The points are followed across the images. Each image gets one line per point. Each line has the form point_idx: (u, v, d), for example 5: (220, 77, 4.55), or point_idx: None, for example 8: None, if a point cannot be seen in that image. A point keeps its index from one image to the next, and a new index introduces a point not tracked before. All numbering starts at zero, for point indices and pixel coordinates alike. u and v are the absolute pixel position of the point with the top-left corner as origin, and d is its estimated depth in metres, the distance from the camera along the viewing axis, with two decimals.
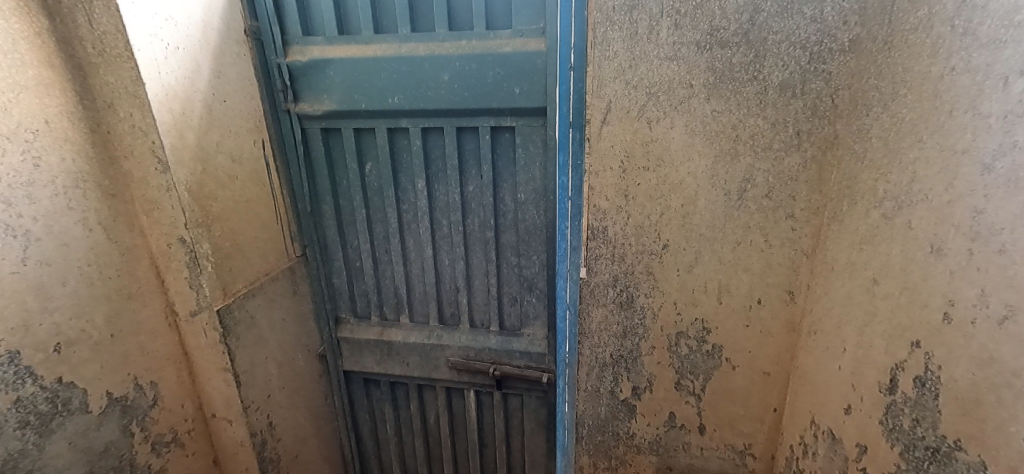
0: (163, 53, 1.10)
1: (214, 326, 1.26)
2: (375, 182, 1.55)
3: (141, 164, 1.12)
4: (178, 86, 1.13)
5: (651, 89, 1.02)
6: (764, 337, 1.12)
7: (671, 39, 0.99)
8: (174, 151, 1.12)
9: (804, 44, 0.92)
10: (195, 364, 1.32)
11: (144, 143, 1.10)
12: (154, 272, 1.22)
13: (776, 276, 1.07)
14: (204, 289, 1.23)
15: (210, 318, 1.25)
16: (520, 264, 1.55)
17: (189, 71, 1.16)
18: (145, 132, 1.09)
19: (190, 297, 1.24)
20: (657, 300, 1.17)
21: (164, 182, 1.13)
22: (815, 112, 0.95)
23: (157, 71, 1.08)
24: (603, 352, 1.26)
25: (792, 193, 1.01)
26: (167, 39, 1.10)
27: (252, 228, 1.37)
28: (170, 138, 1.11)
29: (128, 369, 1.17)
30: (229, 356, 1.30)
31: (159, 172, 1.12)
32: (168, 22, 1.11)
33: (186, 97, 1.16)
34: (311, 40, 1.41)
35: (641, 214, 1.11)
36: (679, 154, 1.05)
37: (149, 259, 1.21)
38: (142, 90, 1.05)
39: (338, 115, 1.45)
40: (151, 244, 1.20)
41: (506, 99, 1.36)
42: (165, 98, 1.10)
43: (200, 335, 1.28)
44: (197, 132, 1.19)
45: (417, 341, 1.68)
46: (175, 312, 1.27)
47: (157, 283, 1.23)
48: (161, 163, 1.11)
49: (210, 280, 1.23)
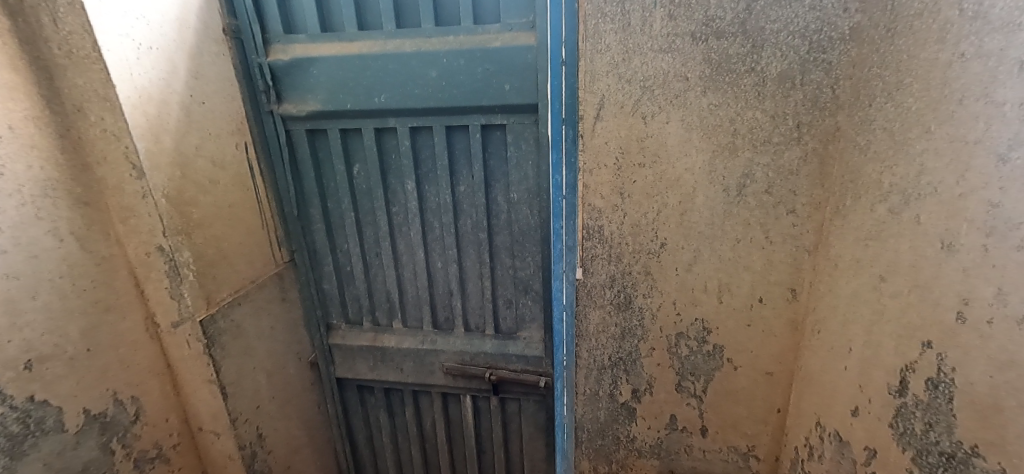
0: (135, 54, 1.05)
1: (197, 337, 1.22)
2: (363, 184, 1.51)
3: (115, 170, 1.08)
4: (152, 88, 1.09)
5: (645, 83, 0.99)
6: (766, 336, 1.09)
7: (665, 31, 0.95)
8: (149, 156, 1.08)
9: (804, 32, 0.89)
10: (179, 377, 1.28)
11: (118, 148, 1.06)
12: (133, 281, 1.18)
13: (778, 274, 1.04)
14: (186, 299, 1.18)
15: (193, 329, 1.21)
16: (515, 265, 1.52)
17: (164, 72, 1.11)
18: (118, 136, 1.04)
19: (171, 307, 1.19)
20: (656, 300, 1.14)
21: (140, 189, 1.09)
22: (816, 104, 0.92)
23: (129, 72, 1.04)
24: (601, 354, 1.23)
25: (793, 187, 0.97)
26: (139, 39, 1.06)
27: (236, 235, 1.32)
28: (144, 142, 1.07)
29: (107, 384, 1.13)
30: (214, 367, 1.25)
31: (134, 178, 1.08)
32: (141, 21, 1.06)
33: (162, 99, 1.11)
34: (294, 38, 1.36)
35: (637, 213, 1.08)
36: (676, 150, 1.02)
37: (128, 269, 1.17)
38: (113, 93, 1.01)
39: (323, 115, 1.41)
40: (129, 253, 1.16)
41: (497, 96, 1.32)
42: (139, 101, 1.06)
43: (183, 346, 1.23)
44: (175, 136, 1.14)
45: (411, 346, 1.64)
46: (157, 323, 1.23)
47: (136, 294, 1.18)
48: (135, 169, 1.07)
49: (192, 290, 1.19)
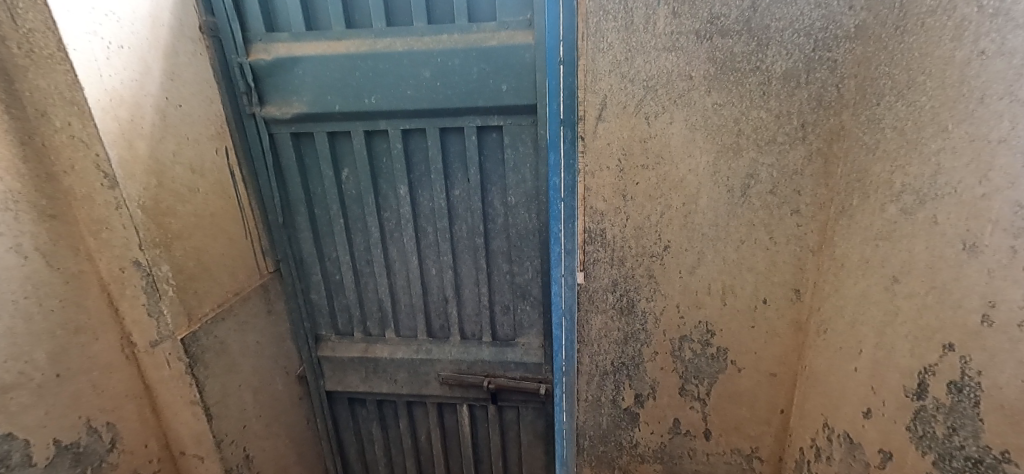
0: (104, 53, 0.97)
1: (178, 356, 1.14)
2: (353, 189, 1.45)
3: (84, 180, 1.00)
4: (125, 91, 1.01)
5: (649, 82, 0.97)
6: (771, 338, 1.08)
7: (668, 29, 0.93)
8: (122, 164, 1.00)
9: (809, 31, 0.87)
10: (159, 399, 1.21)
11: (87, 156, 0.98)
12: (107, 299, 1.10)
13: (782, 275, 1.03)
14: (165, 316, 1.11)
15: (173, 348, 1.14)
16: (512, 271, 1.48)
17: (136, 73, 1.04)
18: (87, 143, 0.97)
19: (150, 326, 1.12)
20: (659, 304, 1.12)
21: (113, 199, 1.01)
22: (821, 103, 0.90)
23: (98, 73, 0.96)
24: (604, 360, 1.21)
25: (797, 187, 0.96)
26: (108, 37, 0.98)
27: (218, 245, 1.25)
28: (117, 149, 0.99)
29: (79, 412, 1.05)
30: (198, 388, 1.18)
31: (106, 188, 1.00)
32: (111, 19, 0.99)
33: (135, 102, 1.03)
34: (277, 37, 1.30)
35: (640, 215, 1.06)
36: (680, 150, 1.00)
37: (100, 286, 1.09)
38: (80, 95, 0.93)
39: (309, 118, 1.35)
40: (101, 269, 1.08)
41: (492, 96, 1.28)
42: (110, 105, 0.98)
43: (163, 366, 1.16)
44: (150, 142, 1.07)
45: (404, 356, 1.59)
46: (134, 342, 1.15)
47: (110, 312, 1.10)
48: (107, 178, 0.99)
49: (171, 306, 1.11)
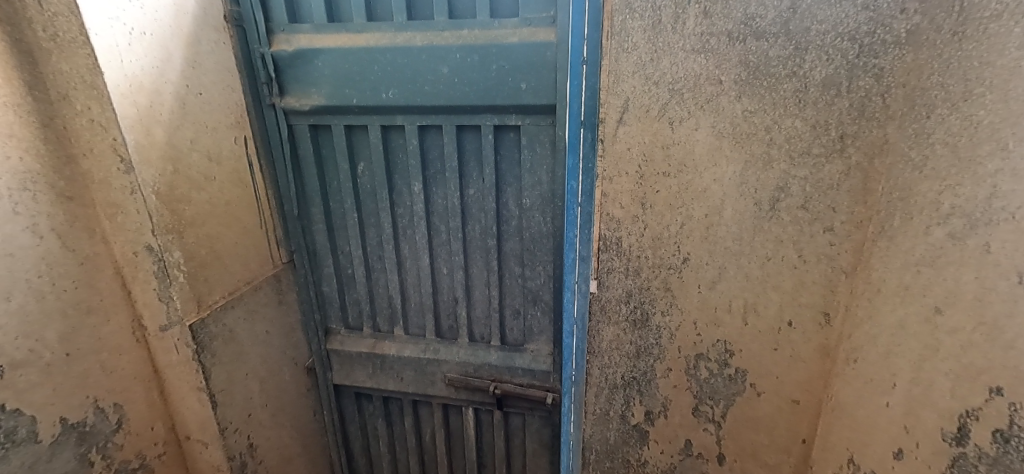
0: (126, 39, 0.98)
1: (186, 342, 1.15)
2: (367, 184, 1.44)
3: (101, 163, 1.02)
4: (144, 77, 1.02)
5: (675, 85, 0.92)
6: (795, 362, 1.01)
7: (698, 29, 0.88)
8: (138, 149, 1.02)
9: (853, 35, 0.80)
10: (166, 383, 1.23)
11: (105, 140, 0.99)
12: (120, 282, 1.12)
13: (810, 297, 0.96)
14: (174, 302, 1.12)
15: (182, 334, 1.15)
16: (524, 274, 1.44)
17: (157, 60, 1.05)
18: (105, 127, 0.98)
19: (159, 311, 1.13)
20: (675, 319, 1.07)
21: (128, 184, 1.02)
22: (863, 113, 0.83)
23: (119, 59, 0.97)
24: (614, 373, 1.17)
25: (832, 203, 0.89)
26: (131, 24, 0.99)
27: (232, 234, 1.26)
28: (134, 134, 1.00)
29: (87, 392, 1.07)
30: (204, 375, 1.19)
31: (122, 172, 1.02)
32: (135, 6, 1.00)
33: (155, 89, 1.05)
34: (298, 28, 1.30)
35: (659, 224, 1.02)
36: (705, 159, 0.94)
37: (114, 268, 1.11)
38: (100, 80, 0.94)
39: (327, 110, 1.34)
40: (115, 252, 1.10)
41: (512, 95, 1.24)
42: (129, 90, 0.99)
43: (171, 352, 1.17)
44: (168, 128, 1.08)
45: (411, 354, 1.57)
46: (144, 326, 1.17)
47: (122, 295, 1.13)
48: (124, 163, 1.01)
49: (181, 293, 1.13)
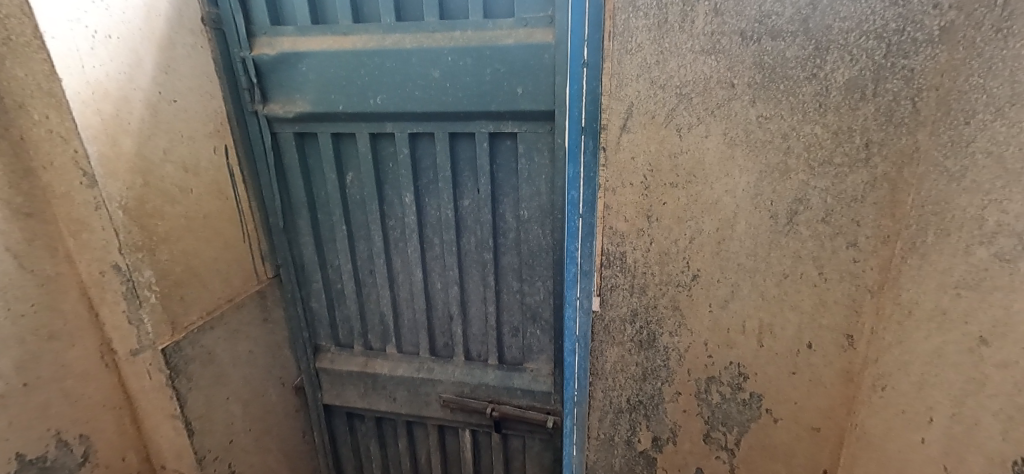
0: (88, 43, 0.92)
1: (158, 367, 1.09)
2: (357, 195, 1.37)
3: (63, 177, 0.96)
4: (110, 83, 0.96)
5: (682, 90, 0.85)
6: (814, 387, 0.93)
7: (708, 28, 0.81)
8: (102, 162, 0.95)
9: (880, 33, 0.73)
10: (139, 409, 1.16)
11: (66, 152, 0.93)
12: (86, 303, 1.06)
13: (832, 318, 0.88)
14: (145, 324, 1.06)
15: (154, 358, 1.08)
16: (523, 290, 1.37)
17: (125, 65, 0.99)
18: (66, 137, 0.92)
19: (130, 334, 1.07)
20: (684, 340, 1.00)
21: (92, 199, 0.96)
22: (891, 118, 0.76)
23: (79, 64, 0.91)
24: (618, 396, 1.10)
25: (855, 216, 0.81)
26: (94, 26, 0.93)
27: (211, 250, 1.20)
28: (97, 145, 0.94)
29: (48, 424, 1.00)
30: (179, 402, 1.12)
31: (86, 187, 0.95)
32: (99, 7, 0.94)
33: (123, 96, 0.99)
34: (282, 30, 1.24)
35: (666, 239, 0.95)
36: (716, 169, 0.87)
37: (80, 289, 1.04)
38: (57, 87, 0.88)
39: (313, 118, 1.28)
40: (81, 271, 1.04)
41: (508, 100, 1.17)
42: (93, 98, 0.93)
43: (143, 377, 1.11)
44: (138, 138, 1.02)
45: (405, 373, 1.50)
46: (115, 350, 1.11)
47: (89, 318, 1.06)
48: (86, 176, 0.94)
49: (152, 314, 1.06)
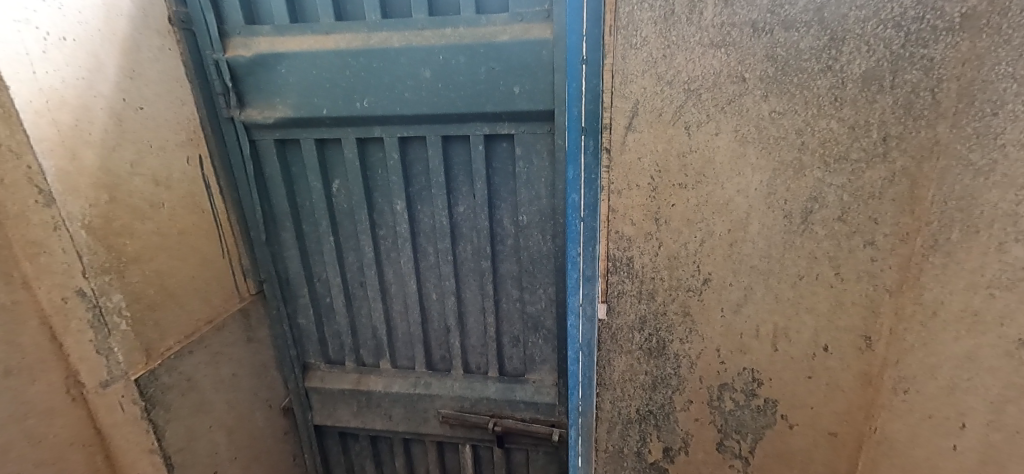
0: (39, 45, 0.84)
1: (132, 398, 1.01)
2: (345, 204, 1.30)
3: (15, 196, 0.85)
4: (66, 91, 0.88)
5: (691, 85, 0.81)
6: (832, 391, 0.89)
7: (717, 20, 0.77)
8: (61, 177, 0.87)
9: (898, 21, 0.69)
10: (112, 445, 1.07)
11: (17, 168, 0.84)
12: (48, 334, 0.95)
13: (849, 320, 0.84)
14: (115, 354, 0.98)
15: (126, 389, 1.00)
16: (523, 298, 1.32)
17: (84, 70, 0.91)
18: (17, 151, 0.83)
19: (99, 365, 0.97)
20: (695, 347, 0.96)
21: (51, 219, 0.88)
22: (909, 111, 0.72)
23: (30, 70, 0.82)
24: (627, 407, 1.05)
25: (872, 213, 0.77)
26: (47, 28, 0.85)
27: (187, 269, 1.13)
28: (54, 160, 0.86)
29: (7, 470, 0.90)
30: (156, 435, 1.05)
31: (42, 206, 0.87)
32: (51, 6, 0.86)
33: (82, 104, 0.91)
34: (258, 30, 1.16)
35: (675, 242, 0.90)
36: (727, 167, 0.83)
37: (40, 318, 0.94)
38: (4, 96, 0.79)
39: (295, 123, 1.21)
40: (41, 298, 0.93)
41: (503, 100, 1.12)
42: (48, 107, 0.85)
43: (115, 410, 1.02)
44: (100, 150, 0.94)
45: (400, 390, 1.43)
46: (82, 381, 1.01)
47: (52, 350, 0.96)
48: (42, 194, 0.86)
49: (122, 342, 0.98)
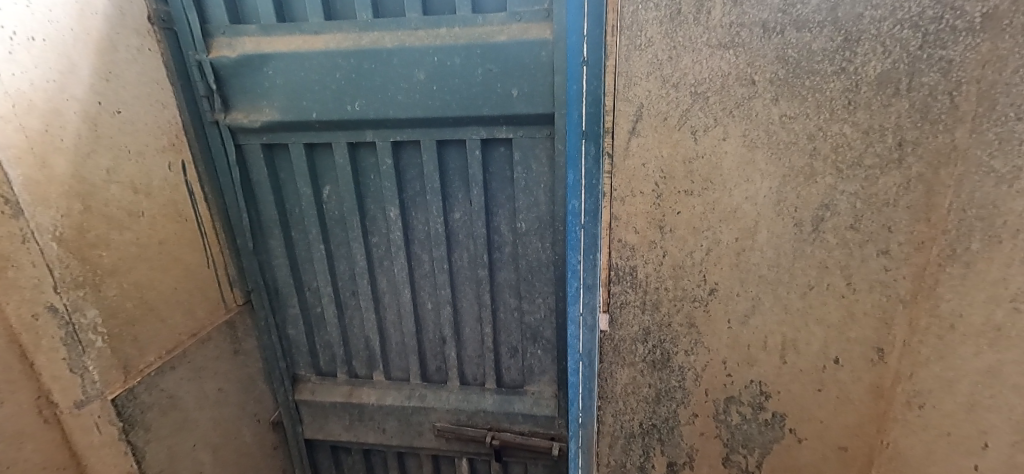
0: (6, 46, 0.79)
1: (110, 419, 0.96)
2: (336, 210, 1.26)
3: None
4: (35, 94, 0.83)
5: (698, 88, 0.78)
6: (842, 404, 0.86)
7: (726, 20, 0.74)
8: (29, 186, 0.82)
9: (916, 21, 0.65)
10: (88, 469, 1.01)
11: None
12: (17, 352, 0.88)
13: (860, 331, 0.81)
14: (91, 372, 0.93)
15: (104, 409, 0.95)
16: (522, 307, 1.28)
17: (55, 72, 0.86)
18: None
19: (73, 385, 0.93)
20: (700, 359, 0.93)
21: (19, 230, 0.83)
22: (926, 115, 0.67)
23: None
24: (630, 421, 1.02)
25: (886, 222, 0.74)
26: (15, 27, 0.80)
27: (168, 280, 1.08)
28: (21, 168, 0.81)
29: None
30: (136, 457, 1.00)
31: (11, 216, 0.82)
32: (20, 5, 0.81)
33: (52, 108, 0.86)
34: (243, 30, 1.12)
35: (680, 251, 0.87)
36: (734, 174, 0.80)
37: (8, 337, 0.87)
38: None
39: (283, 127, 1.16)
40: (9, 315, 0.86)
41: (501, 103, 1.08)
42: (15, 112, 0.80)
43: (91, 432, 0.97)
44: (73, 157, 0.89)
45: (393, 403, 1.39)
46: (56, 402, 0.94)
47: (22, 369, 0.90)
48: (9, 203, 0.81)
49: (99, 360, 0.94)
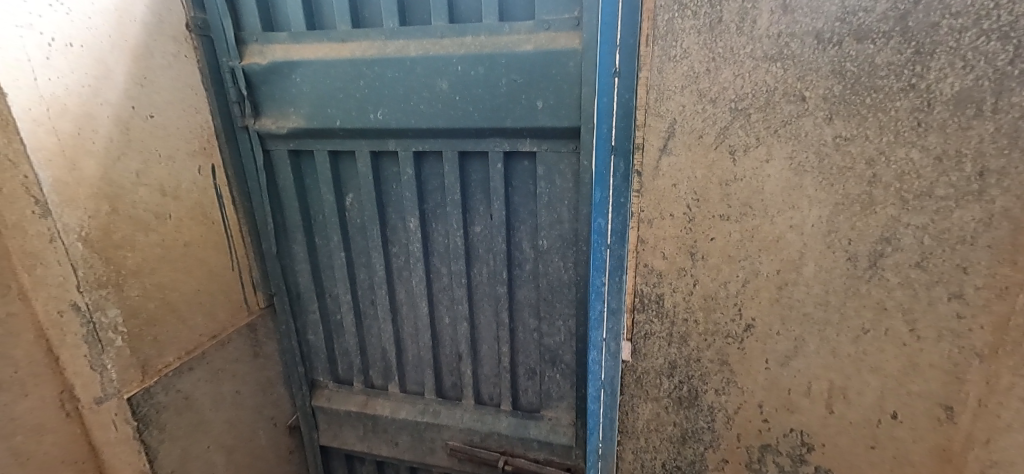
0: (42, 51, 0.82)
1: (125, 418, 1.00)
2: (358, 219, 1.26)
3: (11, 207, 0.84)
4: (69, 98, 0.87)
5: (737, 104, 0.70)
6: (898, 468, 0.74)
7: (773, 29, 0.66)
8: (58, 187, 0.86)
9: (1006, 32, 0.54)
10: (105, 463, 1.05)
11: (14, 178, 0.83)
12: (44, 346, 0.94)
13: (924, 385, 0.69)
14: (110, 370, 0.97)
15: (120, 407, 0.99)
16: (541, 329, 1.23)
17: (89, 77, 0.90)
18: (14, 161, 0.82)
19: (93, 381, 0.97)
20: (732, 400, 0.84)
21: (47, 230, 0.87)
22: (1016, 141, 0.56)
23: (31, 77, 0.81)
24: (653, 460, 0.95)
25: (962, 262, 0.62)
26: (53, 33, 0.84)
27: (192, 282, 1.12)
28: (52, 170, 0.85)
29: None
30: (148, 456, 1.03)
31: (38, 216, 0.86)
32: (58, 11, 0.85)
33: (86, 112, 0.89)
34: (274, 37, 1.13)
35: (712, 281, 0.79)
36: (778, 199, 0.71)
37: (35, 330, 0.92)
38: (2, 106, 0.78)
39: (308, 134, 1.17)
40: (38, 310, 0.92)
41: (524, 115, 1.04)
42: (48, 116, 0.84)
43: (108, 428, 1.00)
44: (101, 160, 0.92)
45: (406, 418, 1.38)
46: (77, 397, 0.99)
47: (46, 363, 0.94)
48: (38, 203, 0.85)
49: (116, 359, 0.98)
